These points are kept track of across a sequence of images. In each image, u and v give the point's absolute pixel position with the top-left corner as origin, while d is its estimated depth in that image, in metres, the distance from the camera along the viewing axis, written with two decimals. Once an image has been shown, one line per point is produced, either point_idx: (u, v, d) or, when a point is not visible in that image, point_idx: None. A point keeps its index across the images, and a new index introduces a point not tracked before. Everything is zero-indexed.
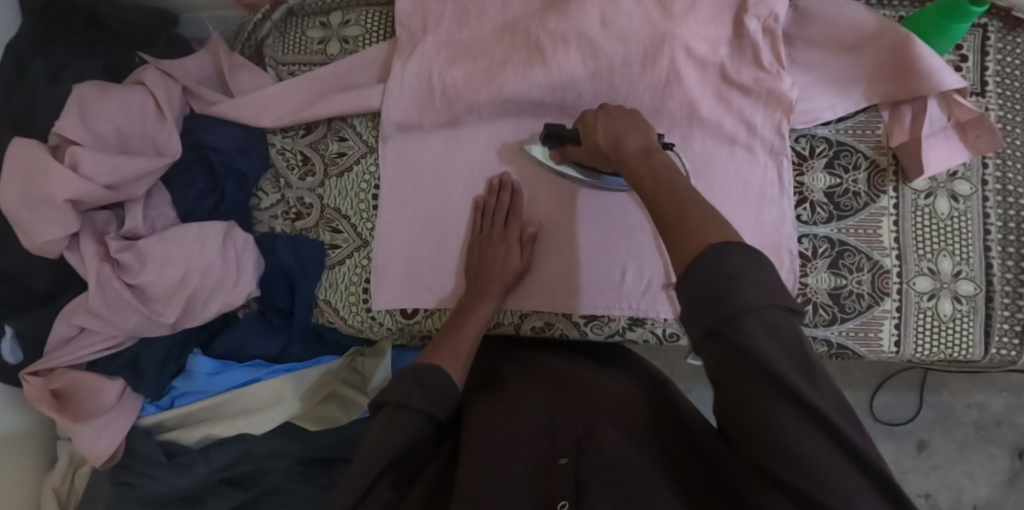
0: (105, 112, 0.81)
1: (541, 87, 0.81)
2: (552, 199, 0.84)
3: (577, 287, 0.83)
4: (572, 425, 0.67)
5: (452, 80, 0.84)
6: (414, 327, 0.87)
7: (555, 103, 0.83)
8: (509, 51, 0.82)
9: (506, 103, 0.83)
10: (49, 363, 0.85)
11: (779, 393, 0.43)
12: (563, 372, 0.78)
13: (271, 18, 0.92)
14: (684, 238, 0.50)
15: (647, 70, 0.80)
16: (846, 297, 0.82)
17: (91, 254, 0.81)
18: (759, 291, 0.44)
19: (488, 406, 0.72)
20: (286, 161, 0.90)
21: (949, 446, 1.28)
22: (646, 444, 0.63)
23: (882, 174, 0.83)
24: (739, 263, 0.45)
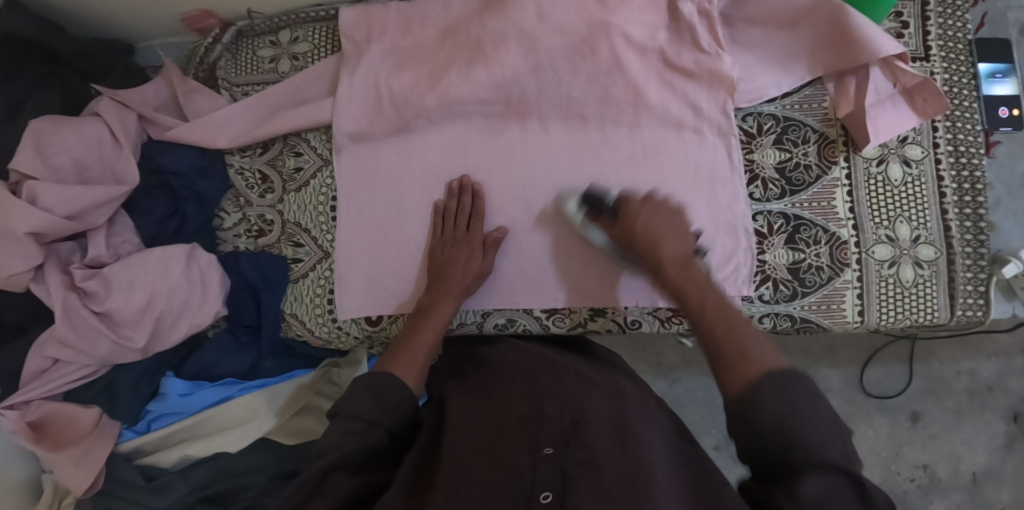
0: (62, 142, 0.83)
1: (485, 85, 0.83)
2: (506, 195, 0.84)
3: (535, 282, 0.84)
4: (560, 414, 0.70)
5: (399, 87, 0.86)
6: (381, 334, 0.88)
7: (501, 100, 0.84)
8: (453, 52, 0.85)
9: (452, 105, 0.85)
10: (25, 395, 0.86)
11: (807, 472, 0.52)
12: (550, 358, 0.81)
13: (221, 41, 0.93)
14: (739, 359, 0.60)
15: (586, 61, 0.82)
16: (805, 271, 0.82)
17: (56, 284, 0.83)
18: (776, 410, 0.55)
19: (477, 396, 0.75)
20: (245, 181, 0.91)
21: (944, 415, 1.27)
22: (634, 443, 0.67)
23: (832, 146, 0.83)
24: (772, 404, 0.55)
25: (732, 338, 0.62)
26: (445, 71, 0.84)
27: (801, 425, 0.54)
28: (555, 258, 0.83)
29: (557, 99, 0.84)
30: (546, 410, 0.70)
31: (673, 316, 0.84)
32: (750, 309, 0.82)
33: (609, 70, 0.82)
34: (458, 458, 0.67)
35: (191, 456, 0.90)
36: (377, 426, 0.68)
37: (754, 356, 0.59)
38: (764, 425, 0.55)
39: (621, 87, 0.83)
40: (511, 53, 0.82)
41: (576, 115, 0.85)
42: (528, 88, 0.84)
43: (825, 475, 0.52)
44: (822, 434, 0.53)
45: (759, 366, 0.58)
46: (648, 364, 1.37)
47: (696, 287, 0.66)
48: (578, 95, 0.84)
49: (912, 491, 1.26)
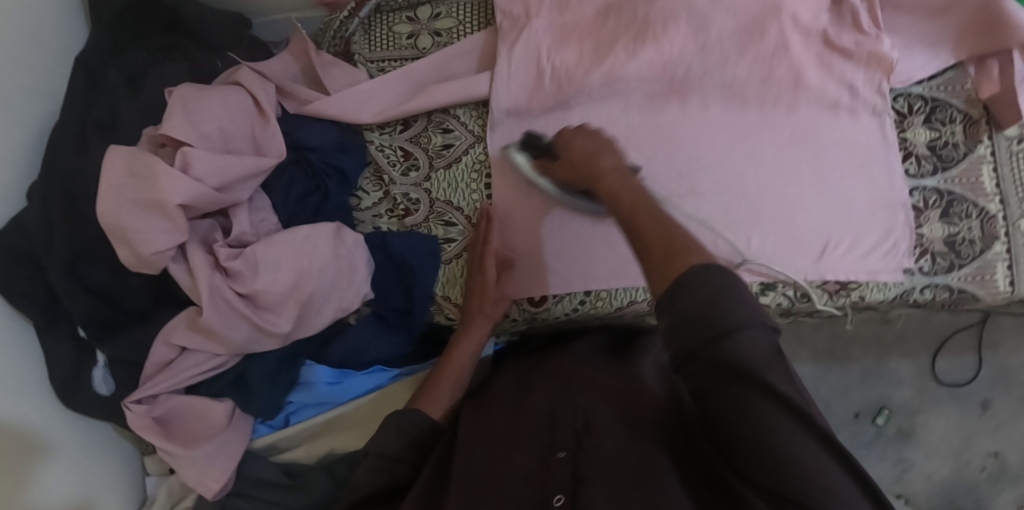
0: (208, 111, 0.77)
1: (651, 63, 0.83)
2: (670, 171, 0.83)
3: None
4: (572, 417, 0.66)
5: (563, 62, 0.84)
6: (541, 315, 0.86)
7: (665, 79, 0.84)
8: (617, 29, 0.83)
9: (616, 83, 0.84)
10: (152, 389, 0.78)
11: (779, 405, 0.49)
12: (562, 361, 0.78)
13: (359, 14, 0.89)
14: (662, 268, 0.56)
15: (752, 41, 0.82)
16: (961, 244, 0.84)
17: (201, 263, 0.76)
18: (702, 302, 0.50)
19: (489, 410, 0.74)
20: (386, 157, 0.87)
21: (1013, 404, 1.34)
22: (646, 440, 0.62)
23: (976, 125, 0.86)
24: (696, 294, 0.50)
25: (648, 263, 0.58)
26: (610, 47, 0.83)
27: (733, 307, 0.49)
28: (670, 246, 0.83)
29: (717, 77, 0.84)
30: (560, 416, 0.67)
31: (841, 290, 0.84)
32: (912, 281, 0.84)
33: (776, 50, 0.83)
34: (472, 473, 0.66)
35: (336, 449, 0.85)
36: (381, 467, 0.71)
37: (695, 255, 0.55)
38: (694, 318, 0.50)
39: (785, 68, 0.83)
40: (680, 29, 0.82)
41: (736, 94, 0.84)
42: (691, 67, 0.83)
43: (787, 413, 0.49)
44: (753, 314, 0.50)
45: (681, 267, 0.53)
46: None
47: (631, 195, 0.64)
48: (741, 73, 0.84)
49: (983, 479, 1.33)
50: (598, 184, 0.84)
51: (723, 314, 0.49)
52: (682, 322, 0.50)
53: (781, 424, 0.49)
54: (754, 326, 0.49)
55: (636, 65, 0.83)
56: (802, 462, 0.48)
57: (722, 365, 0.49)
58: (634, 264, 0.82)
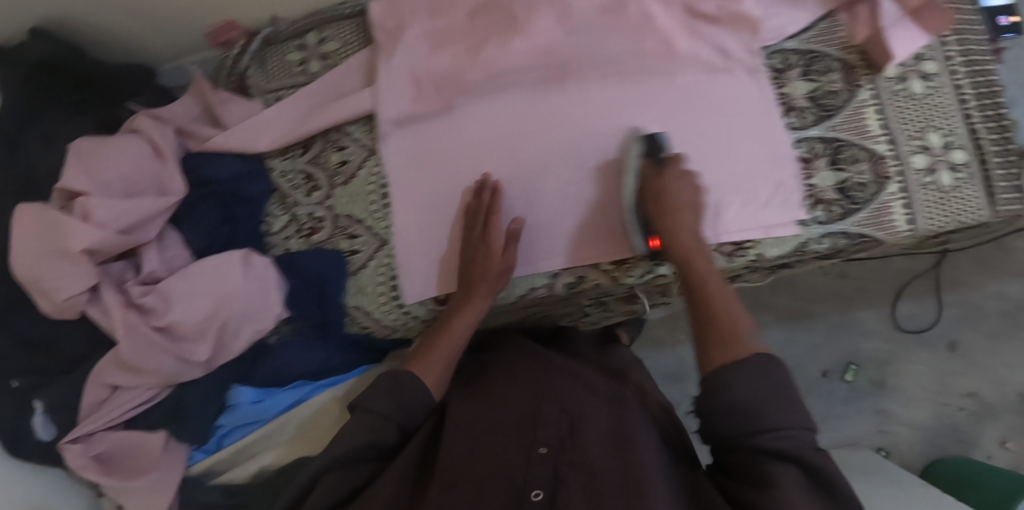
0: (109, 160, 0.81)
1: (524, 54, 0.85)
2: (556, 156, 0.85)
3: (599, 233, 0.85)
4: (556, 416, 0.72)
5: (439, 68, 0.87)
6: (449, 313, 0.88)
7: (541, 67, 0.86)
8: (490, 25, 0.86)
9: (495, 77, 0.86)
10: (88, 427, 0.82)
11: (799, 463, 0.61)
12: (548, 359, 0.83)
13: (249, 50, 0.93)
14: (722, 345, 0.68)
15: (615, 17, 0.85)
16: (852, 189, 0.85)
17: (114, 303, 0.80)
18: (753, 393, 0.63)
19: (473, 401, 0.77)
20: (289, 182, 0.91)
21: (980, 340, 1.32)
22: (631, 444, 0.68)
23: (855, 71, 0.87)
24: (740, 392, 0.64)
25: (714, 333, 0.70)
26: (482, 45, 0.85)
27: (772, 411, 0.62)
28: (593, 214, 0.85)
29: (590, 57, 0.86)
30: (544, 412, 0.72)
31: (737, 250, 0.85)
32: (808, 232, 0.85)
33: (641, 25, 0.85)
34: (453, 461, 0.70)
35: (269, 466, 0.86)
36: (375, 437, 0.73)
37: (745, 347, 0.67)
38: (729, 413, 0.64)
39: (654, 40, 0.85)
40: (545, 18, 0.84)
41: (614, 73, 0.86)
42: (564, 53, 0.86)
43: (784, 463, 0.61)
44: (791, 419, 0.62)
45: (732, 358, 0.66)
46: (687, 331, 1.39)
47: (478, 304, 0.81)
48: (611, 47, 0.86)
49: (962, 419, 1.30)
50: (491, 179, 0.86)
51: (765, 411, 0.62)
52: (737, 410, 0.63)
53: (797, 489, 0.59)
54: (791, 427, 0.62)
55: (510, 59, 0.85)
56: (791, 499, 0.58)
57: (743, 430, 0.63)
58: (533, 251, 0.86)
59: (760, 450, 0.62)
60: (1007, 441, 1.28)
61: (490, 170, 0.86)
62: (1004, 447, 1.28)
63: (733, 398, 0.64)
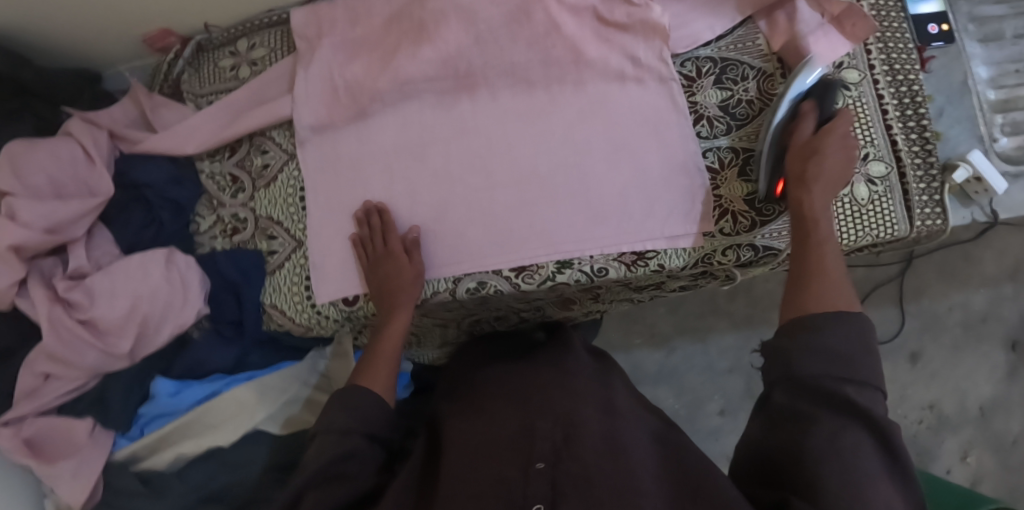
0: (37, 164, 0.86)
1: (433, 62, 0.87)
2: (464, 163, 0.88)
3: (504, 240, 0.85)
4: (551, 431, 0.72)
5: (353, 75, 0.90)
6: (359, 314, 0.90)
7: (450, 76, 0.89)
8: (399, 36, 0.88)
9: (406, 85, 0.88)
10: (18, 413, 0.88)
11: (846, 410, 0.60)
12: (543, 378, 0.82)
13: (183, 56, 0.98)
14: (820, 290, 0.70)
15: (524, 25, 0.86)
16: (762, 200, 0.83)
17: (40, 299, 0.85)
18: (839, 349, 0.64)
19: (471, 420, 0.78)
20: (217, 184, 0.95)
21: (942, 352, 1.31)
22: (625, 457, 0.69)
23: (771, 79, 0.85)
24: (832, 341, 0.64)
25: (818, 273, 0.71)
26: (394, 52, 0.88)
27: (860, 362, 0.63)
28: (517, 219, 0.86)
29: (499, 64, 0.88)
30: (538, 427, 0.72)
31: (639, 259, 0.84)
32: (713, 243, 0.84)
33: (549, 33, 0.87)
34: (454, 476, 0.71)
35: (185, 455, 0.91)
36: (354, 442, 0.73)
37: (838, 299, 0.69)
38: (816, 355, 0.64)
39: (562, 48, 0.87)
40: (452, 26, 0.86)
41: (522, 80, 0.88)
42: (473, 61, 0.88)
43: (857, 422, 0.60)
44: (874, 376, 0.63)
45: (834, 307, 0.68)
46: (642, 336, 1.39)
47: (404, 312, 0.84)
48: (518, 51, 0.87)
49: (922, 432, 1.29)
50: (399, 185, 0.88)
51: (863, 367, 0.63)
52: (811, 386, 0.62)
53: (866, 448, 0.59)
54: (871, 388, 0.62)
55: (419, 65, 0.87)
56: (858, 457, 0.58)
57: (824, 390, 0.62)
58: (435, 256, 0.87)
59: (836, 401, 0.61)
60: (968, 455, 1.28)
61: (400, 176, 0.89)
62: (964, 461, 1.28)
63: (803, 368, 0.63)
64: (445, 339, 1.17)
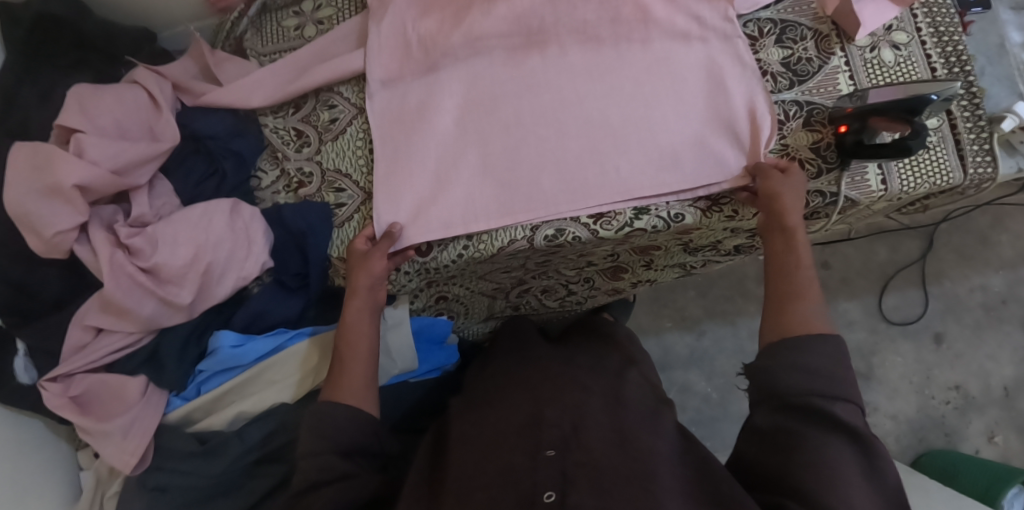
0: (102, 105, 0.84)
1: (506, 18, 0.90)
2: (536, 114, 0.88)
3: (579, 187, 0.85)
4: (559, 419, 0.73)
5: (426, 30, 0.91)
6: (431, 265, 0.89)
7: (521, 32, 0.90)
8: None
9: (478, 41, 0.90)
10: (68, 368, 0.83)
11: (828, 428, 0.64)
12: (549, 368, 0.84)
13: (248, 14, 0.98)
14: (795, 324, 0.73)
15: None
16: (826, 149, 0.87)
17: (102, 241, 0.82)
18: (814, 364, 0.68)
19: (479, 410, 0.79)
20: (281, 138, 0.94)
21: (964, 333, 1.36)
22: (634, 444, 0.71)
23: (827, 39, 0.90)
24: (808, 359, 0.68)
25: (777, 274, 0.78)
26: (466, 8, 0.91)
27: (830, 381, 0.67)
28: (587, 168, 0.86)
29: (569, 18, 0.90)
30: (547, 415, 0.73)
31: (713, 206, 0.87)
32: None
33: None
34: (459, 471, 0.71)
35: (246, 413, 0.87)
36: (331, 461, 0.71)
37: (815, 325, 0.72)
38: (797, 373, 0.68)
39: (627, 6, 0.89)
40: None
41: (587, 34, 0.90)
42: (546, 18, 0.90)
43: (838, 436, 0.63)
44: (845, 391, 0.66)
45: (812, 330, 0.71)
46: (673, 320, 1.40)
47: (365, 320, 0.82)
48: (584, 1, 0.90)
49: (949, 413, 1.33)
50: (470, 136, 0.88)
51: (840, 380, 0.67)
52: (794, 404, 0.66)
53: (848, 462, 0.62)
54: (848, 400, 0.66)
55: (490, 20, 0.90)
56: (836, 467, 0.61)
57: (807, 399, 0.65)
58: (509, 201, 0.86)
59: (817, 414, 0.65)
60: (995, 436, 1.31)
61: (470, 128, 0.88)
62: (992, 442, 1.31)
63: (785, 385, 0.68)
64: (491, 311, 1.15)
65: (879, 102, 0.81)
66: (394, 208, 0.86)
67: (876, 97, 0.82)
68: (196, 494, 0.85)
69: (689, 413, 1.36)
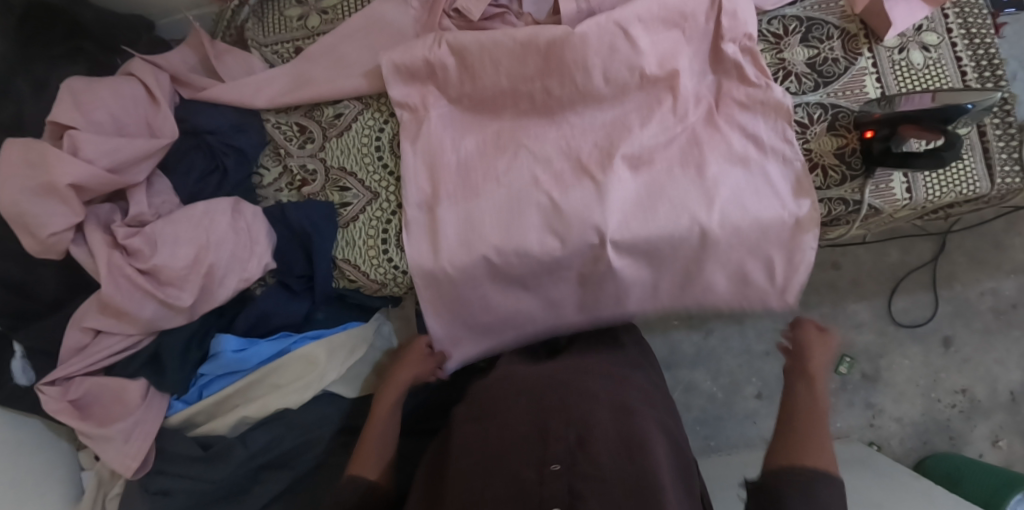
0: (98, 100, 0.80)
1: (555, 142, 0.84)
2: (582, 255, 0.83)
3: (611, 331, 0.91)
4: (565, 430, 0.70)
5: (467, 155, 0.85)
6: None
7: (573, 167, 0.83)
8: (519, 110, 0.85)
9: (519, 159, 0.84)
10: (67, 371, 0.81)
11: None
12: (556, 373, 0.81)
13: (249, 2, 0.95)
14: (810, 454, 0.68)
15: (653, 110, 0.83)
16: (850, 155, 0.84)
17: (99, 243, 0.79)
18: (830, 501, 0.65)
19: (479, 419, 0.76)
20: (283, 134, 0.90)
21: (973, 337, 1.34)
22: (642, 455, 0.69)
23: (855, 39, 0.87)
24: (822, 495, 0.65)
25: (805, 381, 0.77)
26: (511, 146, 0.85)
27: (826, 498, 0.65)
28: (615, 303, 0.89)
29: (631, 150, 0.82)
30: (552, 427, 0.71)
31: None
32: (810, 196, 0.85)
33: (688, 151, 0.82)
34: (463, 489, 0.68)
35: (249, 419, 0.84)
36: None
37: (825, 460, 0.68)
38: (801, 497, 0.65)
39: (694, 172, 0.81)
40: (581, 119, 0.85)
41: (642, 163, 0.82)
42: (597, 141, 0.83)
43: None
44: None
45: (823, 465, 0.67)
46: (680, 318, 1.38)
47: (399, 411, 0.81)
48: (649, 141, 0.83)
49: (955, 416, 1.32)
50: (515, 268, 0.84)
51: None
52: None
53: None
54: None
55: (541, 170, 0.83)
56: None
57: None
58: (550, 344, 0.91)
59: None
60: (999, 440, 1.31)
61: (512, 249, 0.82)
62: (996, 446, 1.30)
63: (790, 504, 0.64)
64: None
65: (913, 109, 0.77)
66: (439, 338, 0.91)
67: (907, 104, 0.79)
68: (197, 500, 0.82)
69: (694, 412, 1.35)
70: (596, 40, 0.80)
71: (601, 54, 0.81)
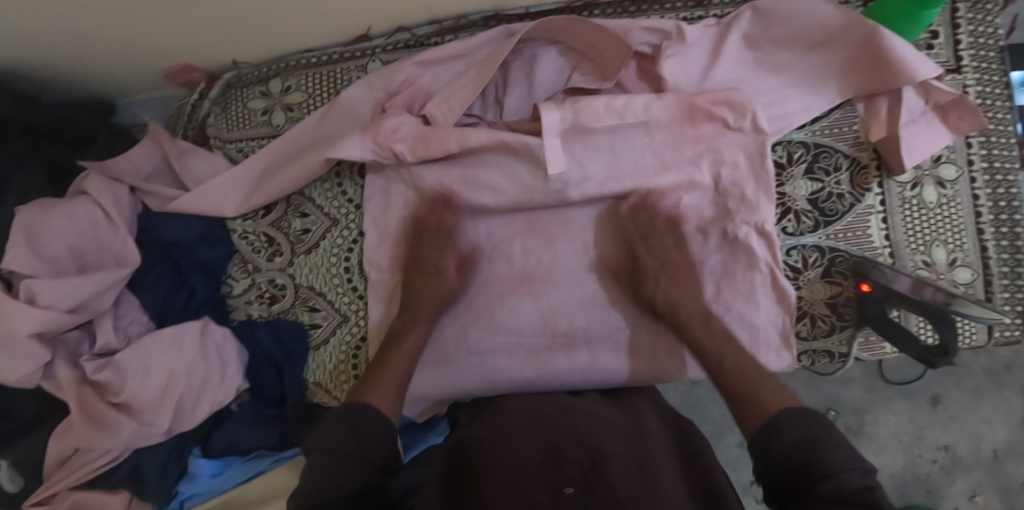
0: (53, 232, 0.77)
1: (531, 316, 0.80)
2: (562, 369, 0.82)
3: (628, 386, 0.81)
4: (579, 455, 0.59)
5: (436, 320, 0.82)
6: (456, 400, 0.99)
7: (547, 333, 0.81)
8: (492, 281, 0.81)
9: (496, 335, 0.81)
10: (50, 488, 0.83)
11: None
12: (564, 401, 0.73)
13: (209, 96, 0.88)
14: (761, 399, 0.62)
15: (635, 291, 0.79)
16: (842, 305, 0.80)
17: (67, 379, 0.79)
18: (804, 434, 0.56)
19: (493, 441, 0.64)
20: (250, 245, 0.87)
21: (963, 396, 1.24)
22: (655, 480, 0.58)
23: (865, 171, 0.80)
24: (785, 434, 0.57)
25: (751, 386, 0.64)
26: (483, 314, 0.81)
27: (821, 449, 0.55)
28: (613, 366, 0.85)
29: (608, 340, 0.80)
30: (564, 450, 0.60)
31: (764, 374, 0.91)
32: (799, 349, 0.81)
33: (679, 338, 0.80)
34: None
35: None
36: None
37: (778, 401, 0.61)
38: (781, 454, 0.56)
39: (681, 358, 0.80)
40: (556, 288, 0.80)
41: (629, 348, 0.80)
42: (575, 320, 0.80)
43: None
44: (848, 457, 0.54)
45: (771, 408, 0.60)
46: None
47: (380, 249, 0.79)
48: (629, 323, 0.80)
49: (934, 472, 1.23)
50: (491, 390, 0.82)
51: (836, 443, 0.56)
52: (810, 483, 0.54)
53: None
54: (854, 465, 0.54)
55: (513, 344, 0.81)
56: None
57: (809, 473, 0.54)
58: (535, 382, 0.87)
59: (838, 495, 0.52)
60: (976, 495, 1.22)
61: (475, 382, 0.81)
62: (972, 501, 1.22)
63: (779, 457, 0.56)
64: None
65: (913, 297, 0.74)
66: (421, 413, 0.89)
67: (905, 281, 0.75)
68: None
69: None
70: (581, 223, 0.81)
71: (590, 229, 0.81)
